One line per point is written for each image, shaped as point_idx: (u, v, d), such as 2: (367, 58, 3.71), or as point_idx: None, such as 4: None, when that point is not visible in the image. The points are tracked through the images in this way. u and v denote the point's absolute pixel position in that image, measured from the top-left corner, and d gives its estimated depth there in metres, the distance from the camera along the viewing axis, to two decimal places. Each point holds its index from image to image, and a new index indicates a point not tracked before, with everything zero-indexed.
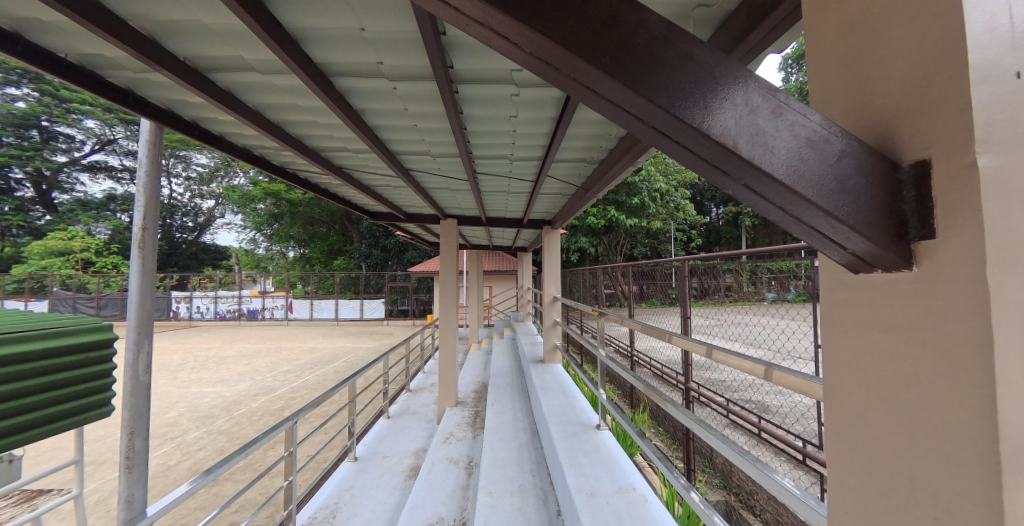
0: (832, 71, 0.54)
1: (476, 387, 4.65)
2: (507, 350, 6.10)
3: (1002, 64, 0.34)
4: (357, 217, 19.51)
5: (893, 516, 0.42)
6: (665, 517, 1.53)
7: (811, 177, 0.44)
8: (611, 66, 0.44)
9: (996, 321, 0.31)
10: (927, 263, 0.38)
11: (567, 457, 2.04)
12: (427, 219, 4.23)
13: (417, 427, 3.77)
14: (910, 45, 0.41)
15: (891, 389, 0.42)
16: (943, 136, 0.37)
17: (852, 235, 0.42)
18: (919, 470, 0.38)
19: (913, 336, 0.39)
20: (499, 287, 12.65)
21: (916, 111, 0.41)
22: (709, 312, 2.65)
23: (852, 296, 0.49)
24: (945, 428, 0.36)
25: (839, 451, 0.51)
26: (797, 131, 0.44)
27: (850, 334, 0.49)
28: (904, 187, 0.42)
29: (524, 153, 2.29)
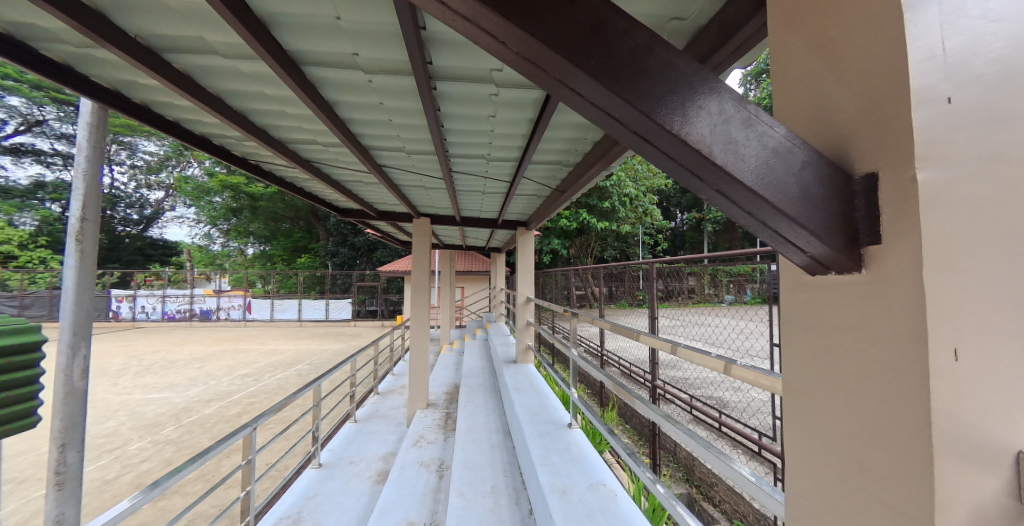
0: (791, 89, 0.59)
1: (448, 389, 4.58)
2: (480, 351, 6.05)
3: (937, 90, 0.39)
4: (325, 213, 18.70)
5: (845, 500, 0.46)
6: (634, 512, 1.59)
7: (776, 183, 0.46)
8: (597, 70, 0.46)
9: (932, 317, 0.36)
10: (878, 264, 0.42)
11: (541, 457, 2.05)
12: (400, 217, 4.14)
13: (386, 431, 3.66)
14: (861, 66, 0.46)
15: (846, 382, 0.46)
16: (889, 151, 0.42)
17: (812, 239, 0.45)
18: (868, 456, 0.42)
19: (865, 334, 0.43)
20: (471, 288, 12.54)
21: (865, 128, 0.45)
22: (674, 313, 2.74)
23: (811, 295, 0.53)
24: (887, 412, 0.40)
25: (796, 442, 0.55)
26: (765, 141, 0.47)
27: (809, 332, 0.53)
28: (854, 195, 0.45)
29: (500, 153, 2.29)
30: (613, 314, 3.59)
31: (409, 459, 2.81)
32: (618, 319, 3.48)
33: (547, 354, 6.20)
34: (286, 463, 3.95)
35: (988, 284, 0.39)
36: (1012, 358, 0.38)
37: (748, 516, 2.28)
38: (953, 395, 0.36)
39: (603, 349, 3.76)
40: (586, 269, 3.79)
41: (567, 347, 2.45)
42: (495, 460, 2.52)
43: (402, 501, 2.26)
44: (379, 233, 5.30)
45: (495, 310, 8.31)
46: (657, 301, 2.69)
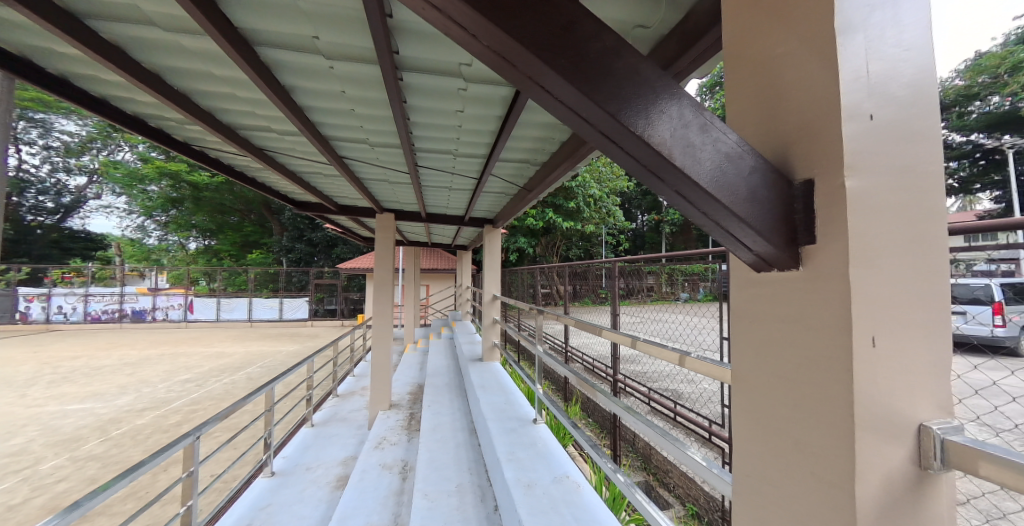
0: (741, 98, 0.63)
1: (412, 390, 4.47)
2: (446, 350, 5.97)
3: (861, 108, 0.45)
4: (279, 206, 17.54)
5: (782, 476, 0.50)
6: (596, 502, 1.64)
7: (729, 185, 0.48)
8: (566, 69, 0.46)
9: (855, 306, 0.41)
10: (813, 262, 0.46)
11: (507, 453, 2.06)
12: (363, 212, 3.97)
13: (347, 435, 3.51)
14: (799, 81, 0.51)
15: (783, 368, 0.51)
16: (822, 159, 0.46)
17: (759, 239, 0.48)
18: (800, 435, 0.47)
19: (800, 324, 0.48)
20: (436, 286, 12.33)
21: (803, 137, 0.49)
22: (634, 310, 2.84)
23: (755, 290, 0.57)
24: (819, 395, 0.45)
25: (740, 425, 0.60)
26: (720, 146, 0.49)
27: (753, 323, 0.57)
28: (795, 199, 0.49)
29: (468, 149, 2.26)
30: (578, 311, 3.68)
31: (371, 462, 2.71)
32: (582, 316, 3.58)
33: (513, 352, 6.24)
34: (233, 473, 3.67)
35: (900, 277, 0.44)
36: (913, 343, 0.44)
37: (699, 499, 2.44)
38: (868, 376, 0.41)
39: (567, 345, 3.84)
40: (552, 267, 3.85)
41: (533, 344, 2.48)
42: (461, 459, 2.50)
43: (363, 506, 2.18)
44: (339, 228, 5.05)
45: (461, 308, 8.24)
46: (619, 299, 2.78)
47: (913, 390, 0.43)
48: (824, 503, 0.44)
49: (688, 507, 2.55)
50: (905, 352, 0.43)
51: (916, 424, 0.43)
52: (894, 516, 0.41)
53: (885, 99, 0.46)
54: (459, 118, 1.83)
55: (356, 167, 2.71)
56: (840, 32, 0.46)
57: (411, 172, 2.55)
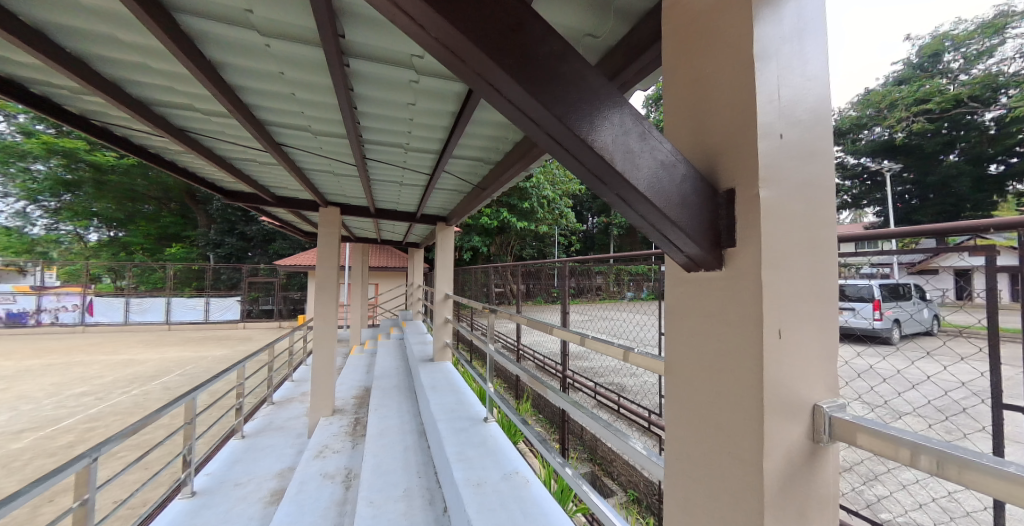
0: (676, 109, 0.68)
1: (358, 393, 4.24)
2: (395, 351, 5.75)
3: (772, 128, 0.51)
4: (205, 195, 15.71)
5: (704, 457, 0.55)
6: (544, 495, 1.69)
7: (665, 192, 0.52)
8: (516, 69, 0.47)
9: (763, 304, 0.47)
10: (733, 263, 0.51)
11: (456, 452, 2.04)
12: (304, 205, 3.67)
13: (283, 445, 3.24)
14: (723, 98, 0.56)
15: (707, 359, 0.55)
16: (742, 171, 0.51)
17: (688, 241, 0.52)
18: (722, 419, 0.52)
19: (723, 318, 0.53)
20: (386, 285, 11.82)
21: (727, 148, 0.54)
22: (584, 309, 2.91)
23: (685, 289, 0.62)
24: (735, 381, 0.50)
25: (671, 414, 0.65)
26: (657, 154, 0.53)
27: (683, 318, 0.62)
28: (718, 206, 0.54)
29: (421, 144, 2.20)
30: (530, 310, 3.72)
31: (310, 472, 2.52)
32: (534, 315, 3.65)
33: (465, 351, 6.18)
34: (142, 497, 3.21)
35: (801, 275, 0.51)
36: (810, 335, 0.51)
37: (640, 484, 2.60)
38: (775, 365, 0.47)
39: (519, 343, 3.89)
40: (505, 267, 3.88)
41: (484, 343, 2.47)
42: (409, 462, 2.42)
43: (301, 519, 2.02)
44: (277, 222, 4.62)
45: (412, 307, 7.97)
46: (569, 298, 2.83)
47: (809, 377, 0.50)
48: (738, 478, 0.49)
49: (630, 492, 2.72)
50: (803, 345, 0.50)
51: (810, 407, 0.50)
52: (793, 487, 0.47)
53: (791, 120, 0.53)
54: (411, 111, 1.77)
55: (297, 156, 2.50)
56: (758, 58, 0.51)
57: (358, 165, 2.41)
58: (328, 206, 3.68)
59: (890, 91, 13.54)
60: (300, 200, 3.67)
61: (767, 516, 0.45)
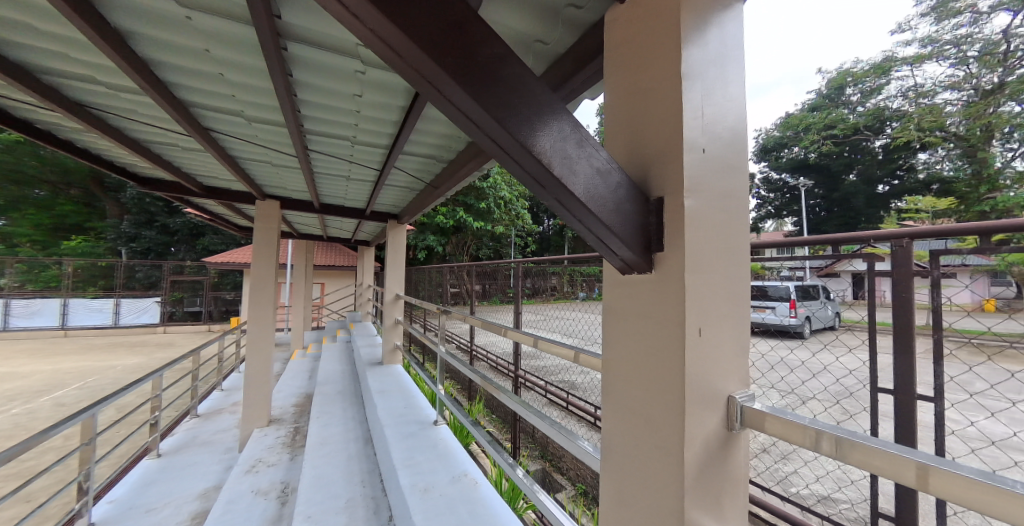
0: (615, 119, 0.72)
1: (298, 401, 3.95)
2: (342, 354, 5.43)
3: (696, 142, 0.56)
4: (116, 181, 13.74)
5: (636, 449, 0.59)
6: (493, 495, 1.70)
7: (601, 198, 0.55)
8: (456, 70, 0.46)
9: (686, 305, 0.52)
10: (663, 266, 0.55)
11: (404, 459, 1.98)
12: (238, 197, 3.33)
13: (208, 462, 2.92)
14: (656, 111, 0.60)
15: (639, 356, 0.59)
16: (671, 181, 0.56)
17: (623, 245, 0.55)
18: (652, 414, 0.56)
19: (653, 318, 0.57)
20: (333, 284, 11.13)
21: (658, 159, 0.59)
22: (537, 308, 3.03)
23: (621, 291, 0.65)
24: (663, 378, 0.54)
25: (608, 411, 0.68)
26: (593, 161, 0.55)
27: (618, 318, 0.65)
28: (650, 213, 0.58)
29: (371, 139, 2.10)
30: (484, 310, 3.72)
31: (239, 489, 2.30)
32: (489, 316, 3.65)
33: (417, 353, 6.01)
34: None
35: (717, 278, 0.57)
36: (726, 333, 0.57)
37: (587, 478, 2.70)
38: (696, 362, 0.51)
39: (472, 344, 3.85)
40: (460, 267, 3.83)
41: (436, 344, 2.42)
42: (353, 471, 2.30)
43: None
44: (204, 214, 4.15)
45: (361, 308, 7.58)
46: (523, 298, 2.94)
47: (725, 371, 0.56)
48: (664, 468, 0.53)
49: (578, 486, 2.81)
50: (720, 341, 0.55)
51: (726, 399, 0.56)
52: (711, 471, 0.52)
53: (712, 136, 0.58)
54: (358, 103, 1.68)
55: (227, 143, 2.25)
56: (685, 78, 0.56)
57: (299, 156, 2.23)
58: (265, 200, 3.36)
59: (806, 118, 15.96)
60: (232, 191, 3.32)
61: (687, 499, 0.49)
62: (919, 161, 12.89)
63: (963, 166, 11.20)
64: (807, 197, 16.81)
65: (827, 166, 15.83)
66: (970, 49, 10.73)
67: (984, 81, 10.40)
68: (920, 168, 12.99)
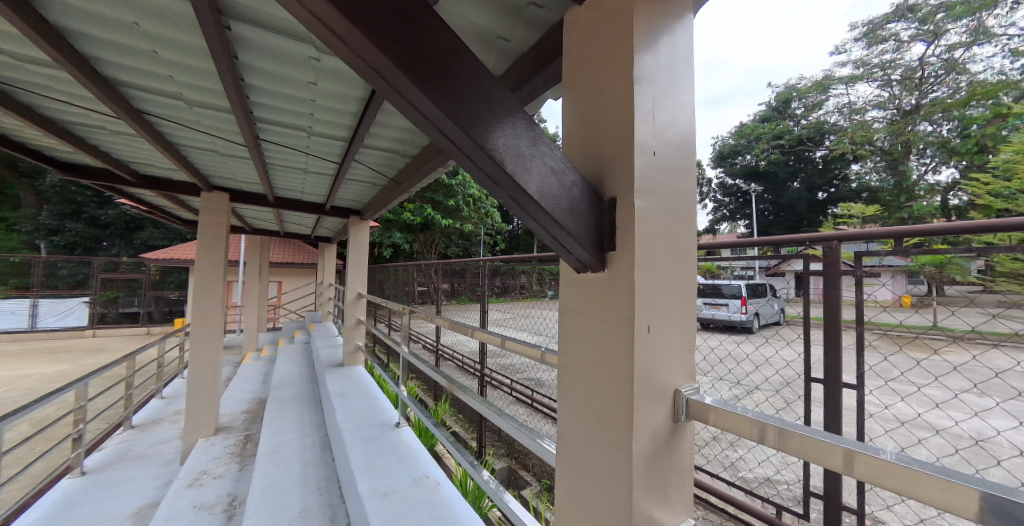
0: (571, 117, 0.73)
1: (250, 407, 3.70)
2: (300, 356, 5.16)
3: (647, 145, 0.58)
4: (32, 166, 12.17)
5: (590, 444, 0.61)
6: (455, 496, 1.69)
7: (556, 197, 0.55)
8: (404, 59, 0.44)
9: (635, 303, 0.54)
10: (615, 265, 0.57)
11: (362, 463, 1.91)
12: (180, 188, 3.03)
13: (144, 477, 2.66)
14: (610, 111, 0.62)
15: (593, 352, 0.60)
16: (622, 183, 0.58)
17: (576, 244, 0.57)
18: (604, 410, 0.57)
19: (605, 315, 0.58)
20: (292, 283, 10.54)
21: (612, 159, 0.60)
22: (505, 307, 3.05)
23: (575, 289, 0.66)
24: (614, 373, 0.55)
25: (563, 409, 0.68)
26: (546, 159, 0.56)
27: (573, 315, 0.67)
28: (603, 212, 0.60)
29: (330, 131, 1.98)
30: (451, 310, 3.67)
31: (179, 505, 2.12)
32: (456, 315, 3.61)
33: (381, 353, 5.83)
34: None
35: (665, 275, 0.60)
36: (671, 328, 0.60)
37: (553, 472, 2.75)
38: (642, 355, 0.53)
39: (438, 344, 3.79)
40: (428, 265, 3.76)
41: (399, 344, 2.35)
42: (308, 479, 2.18)
43: None
44: (140, 206, 3.77)
45: (322, 308, 7.24)
46: (492, 296, 2.94)
47: (670, 365, 0.59)
48: (616, 461, 0.55)
49: (543, 481, 2.83)
50: (665, 336, 0.58)
51: (672, 391, 0.58)
52: (656, 460, 0.55)
53: (661, 139, 0.61)
54: (314, 91, 1.57)
55: (165, 128, 2.03)
56: (636, 82, 0.58)
57: (249, 146, 2.06)
58: (213, 192, 3.08)
59: (756, 128, 17.03)
60: (173, 181, 3.02)
61: (636, 489, 0.52)
62: (853, 172, 14.42)
63: (888, 177, 12.58)
64: (758, 202, 18.12)
65: (775, 173, 17.19)
66: (893, 73, 12.14)
67: (903, 102, 11.92)
68: (854, 178, 14.44)
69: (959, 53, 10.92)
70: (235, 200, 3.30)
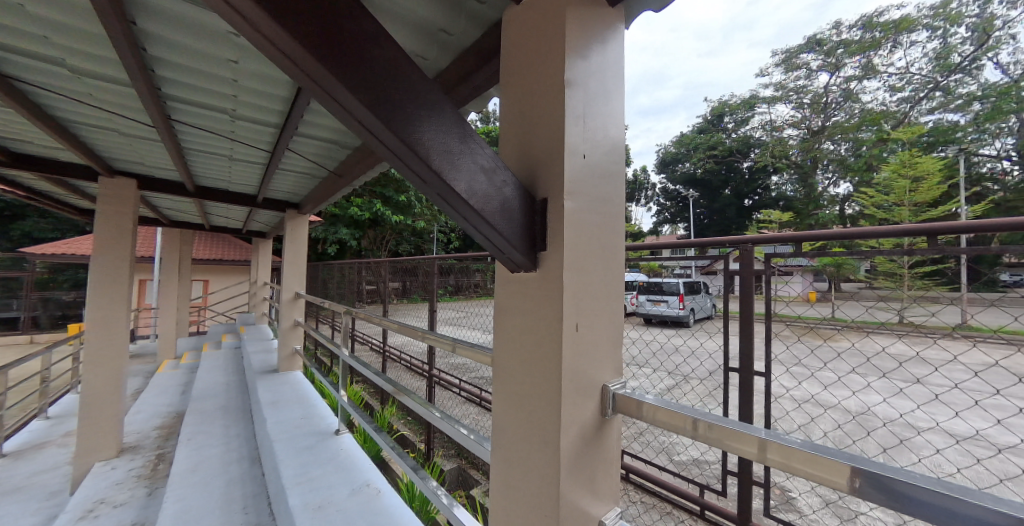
0: (508, 115, 0.73)
1: (163, 423, 3.27)
2: (228, 362, 4.67)
3: (578, 148, 0.61)
4: None
5: (523, 441, 0.62)
6: (397, 501, 1.63)
7: (486, 197, 0.56)
8: (317, 46, 0.42)
9: (563, 302, 0.56)
10: (545, 265, 0.59)
11: (295, 476, 1.78)
12: (69, 171, 2.57)
13: (18, 515, 2.24)
14: (543, 113, 0.63)
15: (526, 350, 0.62)
16: (553, 185, 0.60)
17: (508, 244, 0.57)
18: (535, 408, 0.59)
19: (537, 315, 0.60)
20: (219, 282, 9.50)
21: (544, 161, 0.62)
22: (459, 305, 3.01)
23: (509, 289, 0.67)
24: (545, 370, 0.57)
25: (499, 408, 0.69)
26: (477, 158, 0.56)
27: (507, 314, 0.67)
28: (536, 213, 0.61)
29: (258, 115, 1.80)
30: (400, 309, 3.55)
31: None
32: (407, 314, 3.50)
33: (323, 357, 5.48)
34: None
35: (593, 274, 0.63)
36: (598, 323, 0.63)
37: None
38: (569, 351, 0.55)
39: (386, 345, 3.63)
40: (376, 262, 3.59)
41: (338, 347, 2.23)
42: (234, 498, 1.98)
43: None
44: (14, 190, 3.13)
45: (255, 309, 6.62)
46: (444, 295, 2.89)
47: (597, 359, 0.62)
48: (546, 456, 0.57)
49: None
50: (592, 332, 0.61)
51: (597, 384, 0.62)
52: (583, 451, 0.57)
53: (591, 143, 0.64)
54: (235, 71, 1.40)
55: (45, 100, 1.69)
56: (568, 87, 0.60)
57: (159, 126, 1.80)
58: (113, 178, 2.64)
59: (694, 138, 18.60)
60: (58, 161, 2.54)
61: (562, 481, 0.54)
62: (772, 183, 16.14)
63: (800, 188, 14.48)
64: (694, 206, 19.77)
65: (709, 181, 18.72)
66: (805, 97, 14.23)
67: (812, 123, 14.17)
68: (772, 188, 16.32)
69: (853, 84, 13.17)
70: (144, 187, 2.87)
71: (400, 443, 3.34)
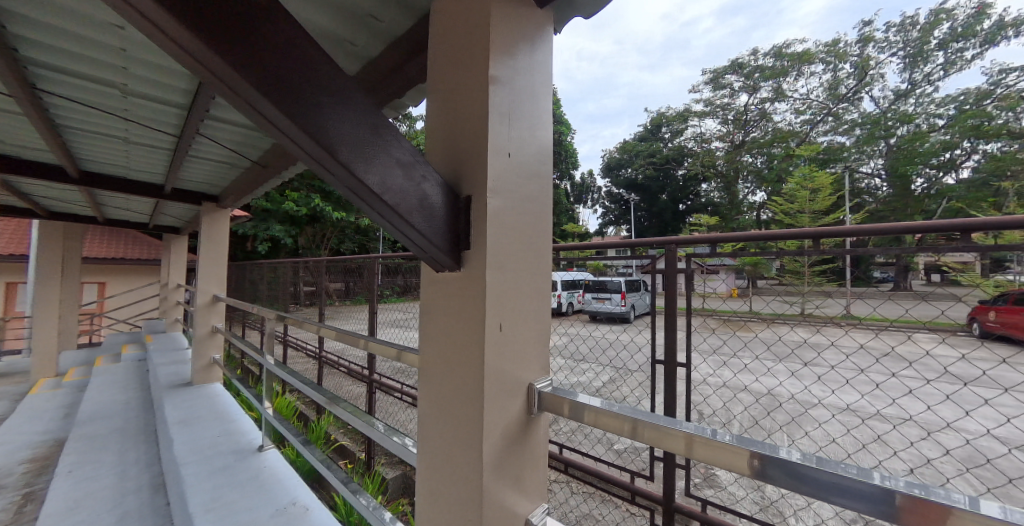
0: (434, 110, 0.71)
1: (37, 453, 2.74)
2: (130, 378, 4.05)
3: (503, 147, 0.61)
4: None
5: (446, 443, 0.61)
6: (327, 517, 1.52)
7: (405, 194, 0.54)
8: (198, 22, 0.37)
9: (485, 301, 0.56)
10: (469, 264, 0.59)
11: (206, 502, 1.58)
12: None
13: None
14: (468, 110, 0.63)
15: (450, 350, 0.61)
16: (478, 182, 0.60)
17: (428, 242, 0.56)
18: (459, 409, 0.58)
19: (461, 315, 0.59)
20: (119, 284, 8.18)
21: (468, 158, 0.61)
22: (407, 307, 2.87)
23: (433, 289, 0.66)
24: (468, 371, 0.57)
25: (425, 412, 0.67)
26: (394, 153, 0.54)
27: (432, 314, 0.66)
28: (460, 211, 0.61)
29: (158, 93, 1.58)
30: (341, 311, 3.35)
31: None
32: (350, 316, 3.31)
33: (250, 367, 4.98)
34: None
35: (517, 272, 0.64)
36: (522, 322, 0.64)
37: None
38: (490, 351, 0.56)
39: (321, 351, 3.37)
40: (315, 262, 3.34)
41: (262, 355, 2.04)
42: None
43: None
44: None
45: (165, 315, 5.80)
46: (391, 295, 2.78)
47: (520, 357, 0.63)
48: (468, 457, 0.57)
49: None
50: (515, 330, 0.62)
51: (523, 382, 0.63)
52: (506, 449, 0.58)
53: (516, 142, 0.65)
54: (126, 40, 1.20)
55: None
56: (492, 85, 0.61)
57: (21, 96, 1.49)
58: None
59: (636, 146, 19.83)
60: None
61: (484, 481, 0.54)
62: (702, 190, 17.75)
63: (724, 195, 16.11)
64: (635, 210, 21.07)
65: (649, 186, 20.08)
66: (729, 114, 15.89)
67: (735, 137, 15.88)
68: (702, 194, 17.96)
69: (767, 105, 15.03)
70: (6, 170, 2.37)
71: (339, 454, 3.15)
